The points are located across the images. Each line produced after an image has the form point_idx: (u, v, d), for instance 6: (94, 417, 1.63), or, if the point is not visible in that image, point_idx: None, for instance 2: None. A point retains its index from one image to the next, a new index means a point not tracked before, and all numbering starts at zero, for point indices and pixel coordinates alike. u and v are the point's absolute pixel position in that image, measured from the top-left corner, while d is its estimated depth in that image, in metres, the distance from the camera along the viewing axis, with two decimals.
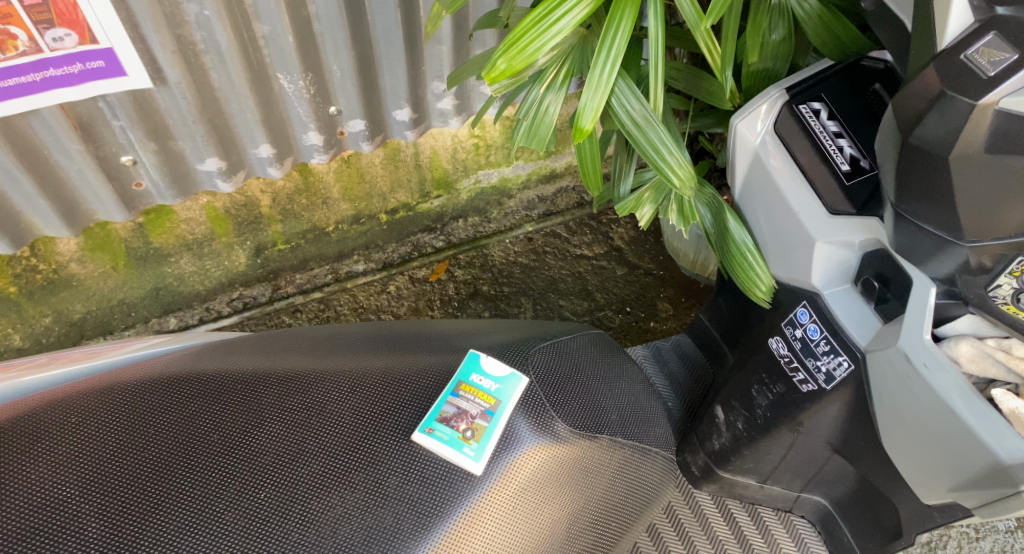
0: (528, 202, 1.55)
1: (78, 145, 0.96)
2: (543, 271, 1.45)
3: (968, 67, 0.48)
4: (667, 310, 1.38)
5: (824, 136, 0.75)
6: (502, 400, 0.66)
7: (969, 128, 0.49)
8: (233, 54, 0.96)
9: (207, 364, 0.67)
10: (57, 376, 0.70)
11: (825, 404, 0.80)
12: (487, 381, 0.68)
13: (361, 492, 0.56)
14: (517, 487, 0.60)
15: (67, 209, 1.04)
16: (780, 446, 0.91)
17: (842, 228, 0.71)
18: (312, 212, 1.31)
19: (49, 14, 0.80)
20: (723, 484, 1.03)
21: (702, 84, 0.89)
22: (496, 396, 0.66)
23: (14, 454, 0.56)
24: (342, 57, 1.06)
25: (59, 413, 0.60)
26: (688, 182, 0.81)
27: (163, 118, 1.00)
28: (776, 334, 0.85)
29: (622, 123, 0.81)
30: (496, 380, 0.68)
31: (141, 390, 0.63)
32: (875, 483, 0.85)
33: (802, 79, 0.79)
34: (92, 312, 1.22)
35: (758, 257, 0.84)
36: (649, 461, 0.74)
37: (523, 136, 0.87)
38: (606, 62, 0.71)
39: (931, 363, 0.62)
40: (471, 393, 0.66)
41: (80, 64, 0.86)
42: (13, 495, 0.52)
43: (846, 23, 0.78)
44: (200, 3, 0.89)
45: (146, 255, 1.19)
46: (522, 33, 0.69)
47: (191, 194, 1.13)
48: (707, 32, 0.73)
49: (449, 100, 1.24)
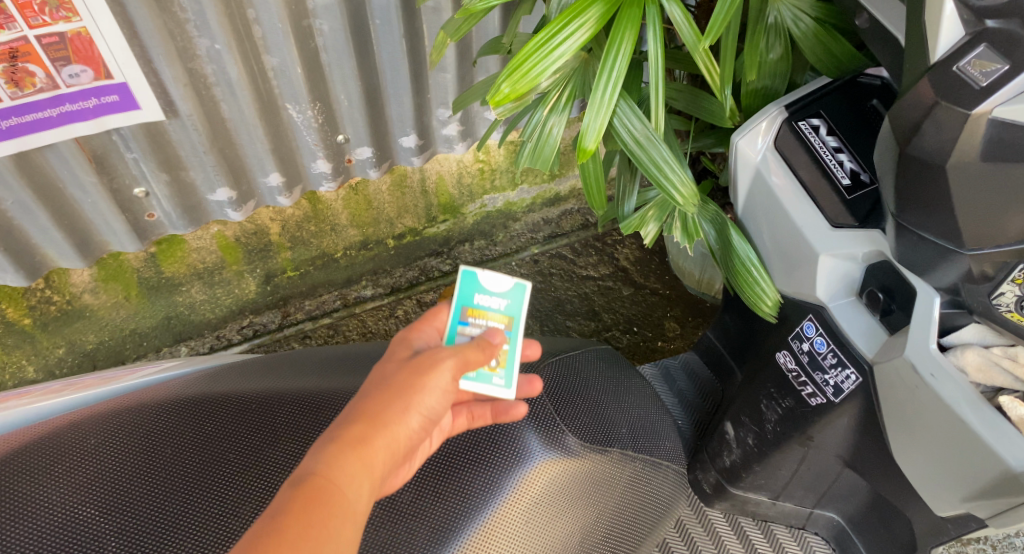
0: (533, 225, 1.57)
1: (93, 178, 0.99)
2: (549, 293, 1.45)
3: (961, 78, 0.50)
4: (674, 330, 1.38)
5: (824, 151, 0.77)
6: (515, 317, 0.70)
7: (965, 138, 0.50)
8: (243, 85, 0.99)
9: (222, 386, 0.67)
10: (74, 400, 0.70)
11: (836, 417, 0.80)
12: (495, 300, 0.70)
13: (375, 508, 0.58)
14: (530, 501, 0.60)
15: (81, 241, 1.06)
16: (792, 460, 0.91)
17: (845, 240, 0.73)
18: (320, 239, 1.32)
19: (66, 51, 0.83)
20: (735, 502, 1.03)
21: (702, 104, 0.91)
22: (507, 315, 0.70)
23: (35, 475, 0.56)
24: (350, 87, 1.09)
25: (75, 436, 0.60)
26: (692, 199, 0.83)
27: (175, 149, 1.02)
28: (783, 348, 0.85)
29: (625, 143, 0.84)
30: (503, 297, 0.70)
31: (157, 411, 0.63)
32: (888, 496, 0.84)
33: (800, 96, 0.81)
34: (104, 342, 1.21)
35: (762, 271, 0.85)
36: (660, 475, 0.75)
37: (528, 157, 0.88)
38: (607, 85, 0.73)
39: (939, 372, 0.62)
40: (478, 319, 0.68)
41: (95, 99, 0.89)
42: (36, 515, 0.52)
43: (843, 43, 0.81)
44: (212, 37, 0.92)
45: (158, 284, 1.20)
46: (525, 58, 0.71)
47: (203, 223, 1.15)
48: (705, 53, 0.75)
49: (454, 126, 1.26)
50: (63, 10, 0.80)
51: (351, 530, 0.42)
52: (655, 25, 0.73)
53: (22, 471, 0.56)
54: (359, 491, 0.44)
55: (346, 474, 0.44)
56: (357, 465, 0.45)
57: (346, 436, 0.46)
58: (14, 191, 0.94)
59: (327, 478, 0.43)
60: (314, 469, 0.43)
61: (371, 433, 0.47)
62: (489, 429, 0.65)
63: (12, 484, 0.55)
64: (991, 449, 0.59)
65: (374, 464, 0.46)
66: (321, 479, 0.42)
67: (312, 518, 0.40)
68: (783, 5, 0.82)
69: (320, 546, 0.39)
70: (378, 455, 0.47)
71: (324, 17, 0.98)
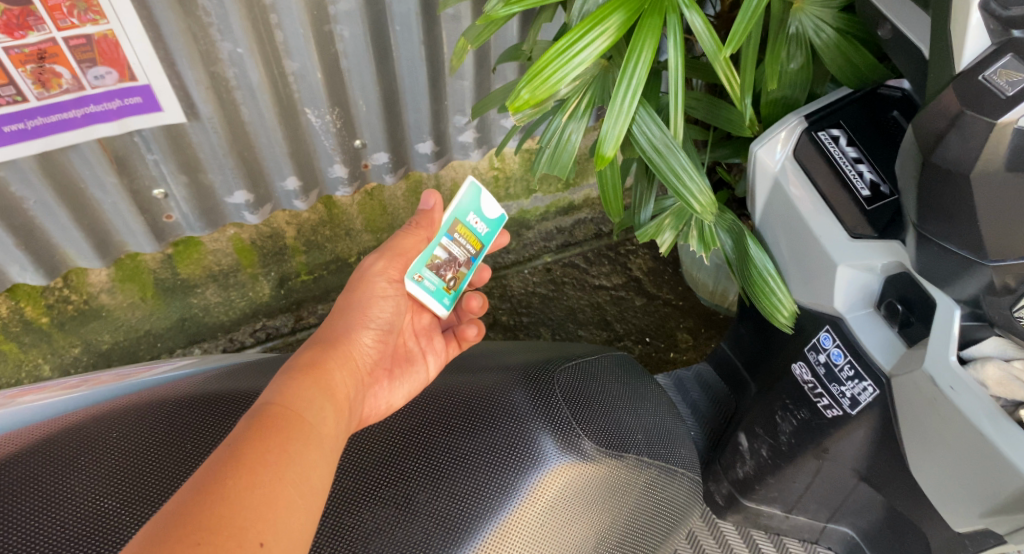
0: (546, 233, 1.57)
1: (114, 179, 1.00)
2: (561, 301, 1.45)
3: (987, 87, 0.50)
4: (686, 341, 1.38)
5: (844, 162, 0.77)
6: (484, 247, 0.88)
7: (990, 148, 0.50)
8: (264, 89, 1.00)
9: (242, 384, 0.68)
10: (95, 395, 0.71)
11: (852, 428, 0.79)
12: (479, 224, 0.87)
13: (391, 508, 0.58)
14: (545, 504, 0.60)
15: (100, 241, 1.07)
16: (807, 473, 0.90)
17: (865, 251, 0.72)
18: (335, 243, 1.33)
19: (92, 53, 0.85)
20: (747, 514, 1.02)
21: (720, 112, 0.92)
22: (481, 240, 0.87)
23: (60, 466, 0.57)
24: (368, 92, 1.10)
25: (99, 429, 0.61)
26: (709, 207, 0.83)
27: (195, 152, 1.03)
28: (799, 359, 0.85)
29: (643, 151, 0.84)
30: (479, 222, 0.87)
31: (179, 406, 0.64)
32: (905, 511, 0.83)
33: (819, 107, 0.81)
34: (120, 342, 1.22)
35: (780, 282, 0.85)
36: (676, 483, 0.74)
37: (545, 164, 0.89)
38: (626, 92, 0.74)
39: (958, 386, 0.62)
40: (465, 235, 0.86)
41: (119, 101, 0.91)
42: (60, 506, 0.53)
43: (864, 53, 0.81)
44: (234, 41, 0.93)
45: (173, 285, 1.21)
46: (545, 65, 0.72)
47: (219, 226, 1.16)
48: (726, 62, 0.75)
49: (470, 133, 1.28)
50: (90, 13, 0.82)
51: (311, 447, 0.53)
52: (676, 33, 0.73)
53: (48, 463, 0.57)
54: (316, 413, 0.57)
55: (303, 401, 0.57)
56: (312, 390, 0.59)
57: (299, 370, 0.62)
58: (37, 192, 0.96)
59: (284, 407, 0.56)
60: (273, 401, 0.56)
61: (321, 365, 0.64)
62: (505, 430, 0.64)
63: (38, 474, 0.56)
64: (1007, 461, 0.57)
65: (328, 386, 0.61)
66: (278, 408, 0.55)
67: (273, 439, 0.51)
68: (805, 17, 0.84)
69: (282, 464, 0.50)
70: (331, 377, 0.63)
71: (345, 23, 0.99)
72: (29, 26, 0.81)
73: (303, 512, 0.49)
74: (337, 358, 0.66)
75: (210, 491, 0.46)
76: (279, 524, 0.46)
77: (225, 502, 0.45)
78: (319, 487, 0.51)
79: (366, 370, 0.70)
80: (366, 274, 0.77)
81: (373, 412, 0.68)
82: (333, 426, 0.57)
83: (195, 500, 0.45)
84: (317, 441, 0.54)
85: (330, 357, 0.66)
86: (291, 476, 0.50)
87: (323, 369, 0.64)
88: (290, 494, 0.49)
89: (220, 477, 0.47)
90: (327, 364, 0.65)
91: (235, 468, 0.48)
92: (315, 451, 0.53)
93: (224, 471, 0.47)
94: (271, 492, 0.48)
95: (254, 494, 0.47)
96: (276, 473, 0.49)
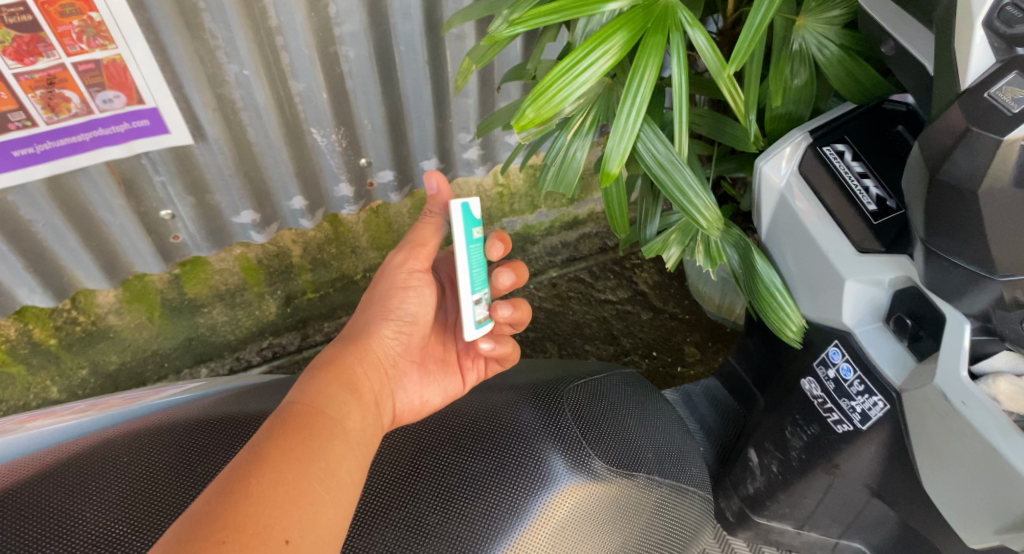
0: (551, 248, 1.58)
1: (122, 201, 1.01)
2: (567, 316, 1.45)
3: (993, 105, 0.50)
4: (694, 355, 1.37)
5: (850, 176, 0.77)
6: None
7: (997, 165, 0.50)
8: (270, 110, 1.01)
9: (250, 406, 0.69)
10: (105, 418, 0.71)
11: (863, 445, 0.78)
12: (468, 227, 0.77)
13: (401, 530, 0.57)
14: (555, 526, 0.59)
15: (107, 262, 1.09)
16: (817, 490, 0.88)
17: (873, 265, 0.71)
18: (341, 261, 1.33)
19: (101, 77, 0.87)
20: (758, 531, 1.01)
21: (726, 129, 0.93)
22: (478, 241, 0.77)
23: (71, 491, 0.57)
24: (374, 113, 1.11)
25: (109, 454, 0.61)
26: (716, 222, 0.83)
27: (202, 173, 1.04)
28: (808, 375, 0.84)
29: (648, 166, 0.84)
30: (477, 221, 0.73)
31: (189, 428, 0.64)
32: (919, 528, 0.81)
33: (824, 122, 0.82)
34: (127, 362, 1.22)
35: (787, 296, 0.84)
36: (686, 501, 0.73)
37: (551, 181, 0.91)
38: (631, 110, 0.74)
39: (970, 400, 0.60)
40: None
41: (127, 123, 0.92)
42: (70, 532, 0.53)
43: (868, 69, 0.82)
44: (241, 64, 0.94)
45: (180, 305, 1.21)
46: (549, 84, 0.72)
47: (226, 244, 1.17)
48: (730, 79, 0.75)
49: (474, 150, 1.29)
50: (100, 38, 0.83)
51: (335, 441, 0.55)
52: (679, 51, 0.74)
53: (59, 488, 0.57)
54: (339, 409, 0.59)
55: (326, 398, 0.59)
56: (336, 389, 0.61)
57: (326, 371, 0.63)
58: (45, 214, 0.97)
59: (307, 405, 0.58)
60: (297, 401, 0.58)
61: (342, 361, 0.66)
62: (515, 451, 0.64)
63: (48, 499, 0.56)
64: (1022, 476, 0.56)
65: (352, 383, 0.63)
66: (301, 407, 0.57)
67: (296, 437, 0.53)
68: (808, 33, 0.85)
69: (306, 460, 0.52)
70: (354, 374, 0.65)
71: (350, 44, 1.00)
72: (39, 53, 0.82)
73: (329, 508, 0.50)
74: (357, 354, 0.68)
75: (236, 491, 0.47)
76: (303, 522, 0.48)
77: (250, 501, 0.47)
78: (348, 482, 0.53)
79: (390, 363, 0.72)
80: (386, 265, 0.77)
81: (405, 407, 0.71)
82: (358, 419, 0.60)
83: (222, 498, 0.47)
84: (342, 435, 0.56)
85: (352, 353, 0.68)
86: (316, 472, 0.52)
87: (345, 366, 0.65)
88: (316, 491, 0.50)
89: (244, 478, 0.48)
90: (348, 360, 0.67)
91: (259, 466, 0.50)
92: (340, 445, 0.55)
93: (248, 470, 0.49)
94: (297, 489, 0.49)
95: (278, 492, 0.48)
96: (300, 472, 0.51)
